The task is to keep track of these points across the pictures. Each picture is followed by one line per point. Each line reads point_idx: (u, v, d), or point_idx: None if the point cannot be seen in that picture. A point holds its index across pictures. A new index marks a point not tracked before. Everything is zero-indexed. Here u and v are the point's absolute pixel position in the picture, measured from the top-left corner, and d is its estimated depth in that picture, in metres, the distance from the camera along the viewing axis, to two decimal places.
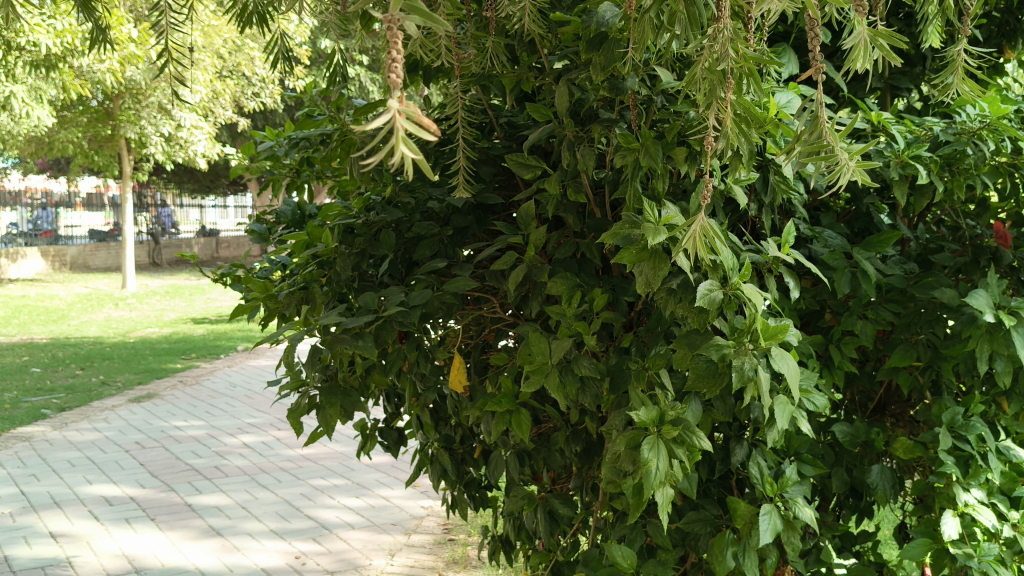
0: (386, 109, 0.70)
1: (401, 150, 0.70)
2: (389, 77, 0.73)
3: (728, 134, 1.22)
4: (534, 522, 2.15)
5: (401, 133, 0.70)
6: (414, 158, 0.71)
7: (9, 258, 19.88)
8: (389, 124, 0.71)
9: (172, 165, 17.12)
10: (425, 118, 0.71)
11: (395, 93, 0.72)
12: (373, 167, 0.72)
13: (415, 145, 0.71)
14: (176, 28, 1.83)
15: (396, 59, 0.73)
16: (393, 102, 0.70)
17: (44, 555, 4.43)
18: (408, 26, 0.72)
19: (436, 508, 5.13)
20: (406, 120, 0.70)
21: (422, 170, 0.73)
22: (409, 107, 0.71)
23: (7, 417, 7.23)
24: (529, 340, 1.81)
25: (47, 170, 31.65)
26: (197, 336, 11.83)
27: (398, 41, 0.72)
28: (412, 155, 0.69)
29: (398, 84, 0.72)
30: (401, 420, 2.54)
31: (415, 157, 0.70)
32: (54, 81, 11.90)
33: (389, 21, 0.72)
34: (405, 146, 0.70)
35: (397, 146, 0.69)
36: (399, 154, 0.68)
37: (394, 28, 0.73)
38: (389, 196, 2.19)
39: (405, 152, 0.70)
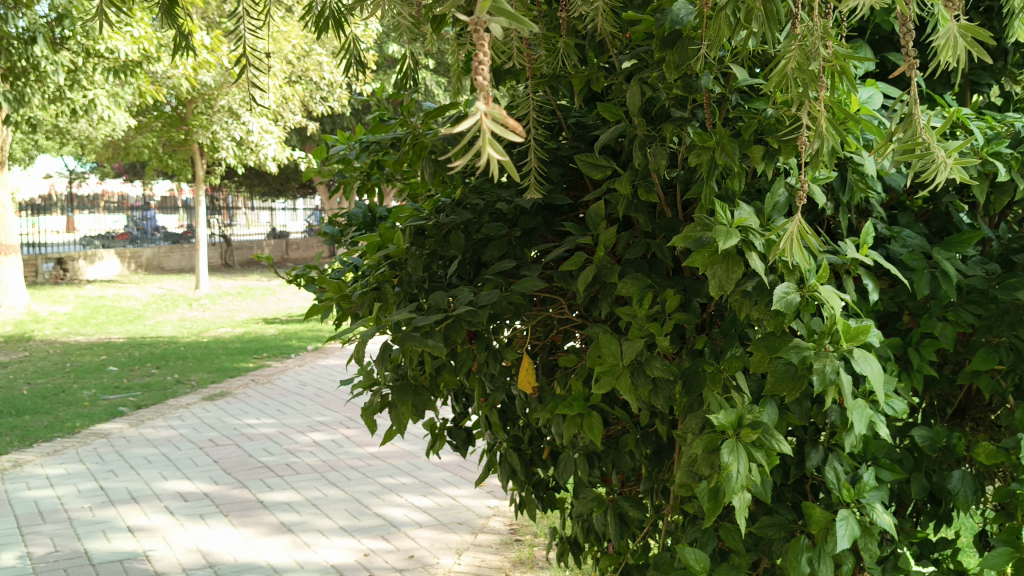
0: (471, 112, 0.70)
1: (489, 155, 0.69)
2: (476, 79, 0.72)
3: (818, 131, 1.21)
4: (604, 524, 2.14)
5: (487, 136, 0.69)
6: (500, 160, 0.70)
7: (87, 260, 20.36)
8: (474, 128, 0.71)
9: (243, 168, 17.48)
10: (510, 119, 0.70)
11: (482, 98, 0.72)
12: (459, 169, 0.72)
13: (501, 148, 0.70)
14: (251, 34, 1.86)
15: (484, 61, 0.73)
16: (479, 105, 0.70)
17: (122, 549, 4.54)
18: (495, 30, 0.72)
19: (502, 508, 5.14)
20: (491, 122, 0.70)
21: (510, 173, 0.72)
22: (495, 109, 0.71)
23: (87, 414, 7.47)
24: (599, 342, 1.81)
25: (123, 173, 32.65)
26: (269, 335, 12.08)
27: (484, 47, 0.72)
28: (499, 158, 0.68)
29: (486, 86, 0.72)
30: (469, 420, 2.55)
31: (501, 161, 0.69)
32: (131, 87, 12.27)
33: (475, 23, 0.72)
34: (492, 149, 0.70)
35: (484, 149, 0.69)
36: (485, 156, 0.68)
37: (480, 31, 0.72)
38: (458, 197, 2.21)
39: (491, 154, 0.69)
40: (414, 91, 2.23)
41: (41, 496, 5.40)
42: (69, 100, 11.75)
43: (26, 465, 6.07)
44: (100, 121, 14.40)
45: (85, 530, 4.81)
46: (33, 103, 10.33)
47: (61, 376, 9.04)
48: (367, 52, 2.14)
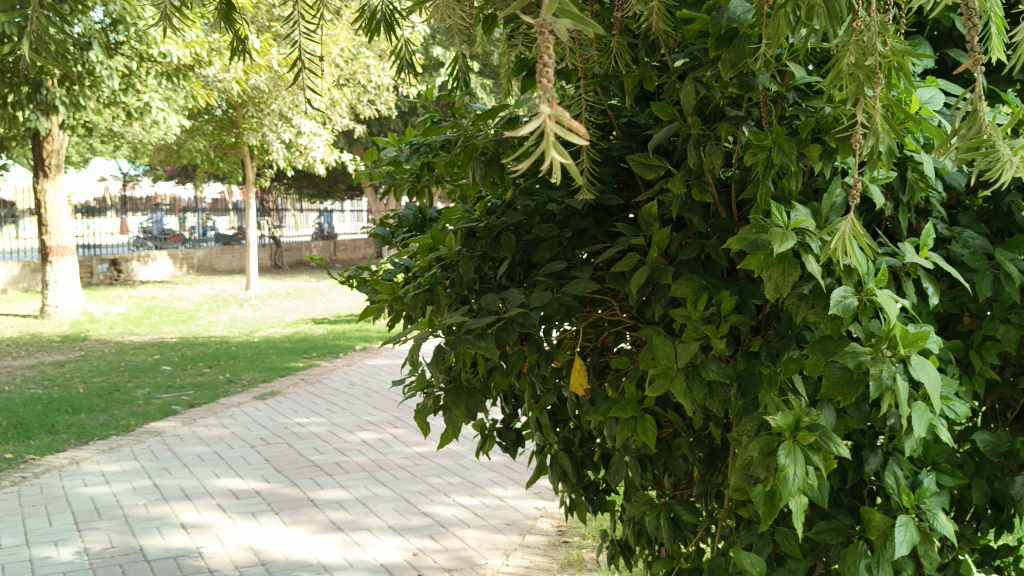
0: (536, 115, 0.69)
1: (551, 159, 0.68)
2: (541, 82, 0.72)
3: (879, 130, 1.19)
4: (656, 528, 2.12)
5: (550, 138, 0.69)
6: (564, 164, 0.69)
7: (142, 262, 20.78)
8: (537, 131, 0.70)
9: (293, 171, 17.67)
10: (573, 122, 0.70)
11: (545, 101, 0.71)
12: (523, 169, 0.71)
13: (565, 151, 0.69)
14: (308, 38, 1.87)
15: (548, 65, 0.72)
16: (543, 108, 0.70)
17: (175, 546, 4.62)
18: (559, 30, 0.71)
19: (550, 509, 5.13)
20: (555, 124, 0.69)
21: (573, 178, 0.71)
22: (559, 112, 0.70)
23: (142, 412, 7.61)
24: (652, 344, 1.79)
25: (175, 177, 33.27)
26: (318, 335, 12.22)
27: (549, 48, 0.72)
28: (562, 162, 0.68)
29: (550, 89, 0.71)
30: (518, 420, 2.55)
31: (566, 164, 0.68)
32: (185, 91, 12.50)
33: (540, 24, 0.71)
34: (555, 152, 0.69)
35: (548, 152, 0.68)
36: (548, 158, 0.67)
37: (546, 32, 0.72)
38: (510, 199, 2.20)
39: (554, 157, 0.69)
40: (465, 92, 2.24)
41: (98, 492, 5.52)
42: (124, 104, 12.01)
43: (84, 462, 6.20)
44: (153, 123, 14.69)
45: (140, 527, 4.90)
46: (89, 108, 10.56)
47: (117, 375, 9.22)
48: (416, 53, 2.16)
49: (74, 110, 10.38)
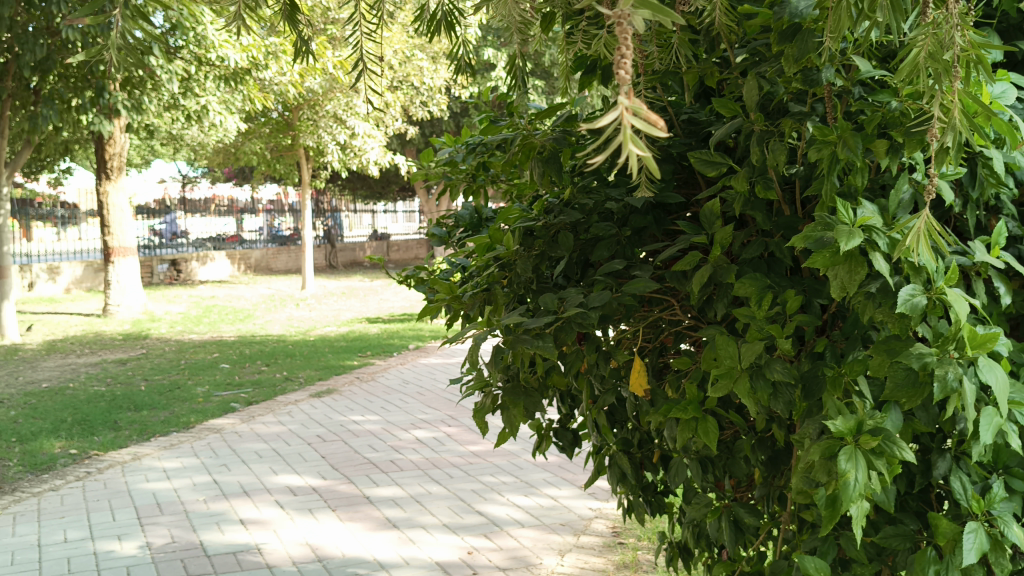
0: (614, 107, 0.70)
1: (630, 151, 0.68)
2: (617, 74, 0.72)
3: (956, 124, 1.17)
4: (717, 531, 2.10)
5: (630, 130, 0.69)
6: (641, 157, 0.69)
7: (200, 262, 21.24)
8: (615, 122, 0.71)
9: (348, 172, 17.85)
10: (652, 115, 0.70)
11: (623, 91, 0.71)
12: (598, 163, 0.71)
13: (644, 144, 0.70)
14: (369, 38, 1.89)
15: (626, 56, 0.72)
16: (622, 99, 0.70)
17: (235, 541, 4.69)
18: (637, 21, 0.71)
19: (605, 510, 5.10)
20: (633, 117, 0.69)
21: (652, 172, 0.71)
22: (637, 103, 0.71)
23: (202, 410, 7.74)
24: (715, 344, 1.76)
25: (233, 179, 33.89)
26: (372, 333, 12.34)
27: (628, 41, 0.71)
28: (641, 155, 0.67)
29: (628, 84, 0.72)
30: (575, 421, 2.53)
31: (643, 157, 0.68)
32: (243, 94, 12.74)
33: (617, 15, 0.72)
34: (632, 146, 0.69)
35: (627, 145, 0.68)
36: (628, 151, 0.67)
37: (623, 23, 0.72)
38: (567, 197, 2.18)
39: (633, 151, 0.69)
40: (524, 90, 2.24)
41: (159, 488, 5.63)
42: (183, 107, 12.32)
43: (146, 458, 6.33)
44: (212, 126, 14.97)
45: (201, 522, 4.98)
46: (150, 110, 10.81)
47: (177, 372, 9.41)
48: (474, 51, 2.17)
49: (135, 113, 10.64)
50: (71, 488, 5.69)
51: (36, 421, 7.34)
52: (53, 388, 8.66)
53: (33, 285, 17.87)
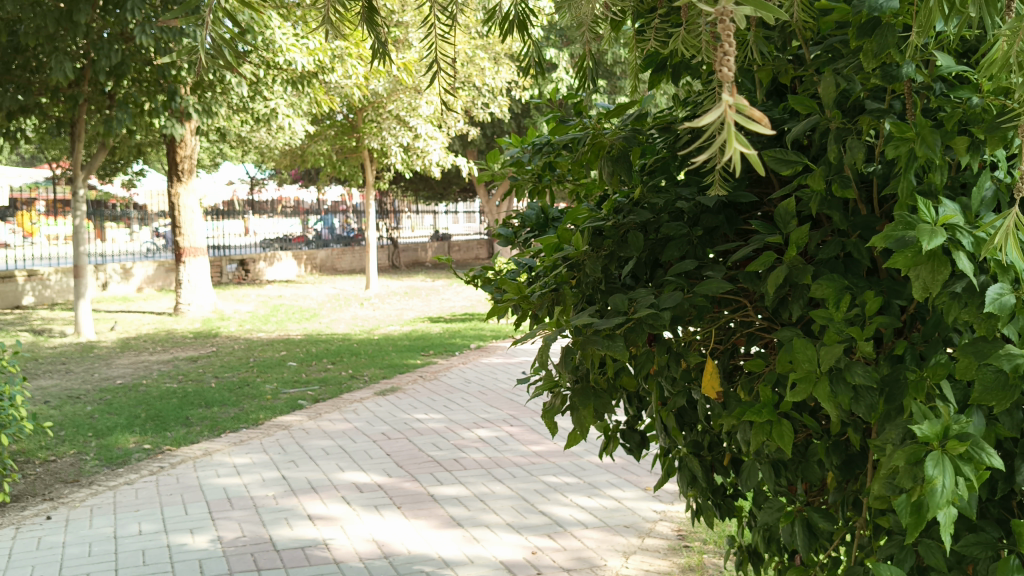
0: (717, 104, 0.71)
1: (735, 146, 0.69)
2: (721, 72, 0.75)
3: None
4: (790, 536, 2.07)
5: (732, 125, 0.70)
6: (743, 155, 0.69)
7: (267, 261, 21.89)
8: (716, 119, 0.72)
9: (410, 173, 17.99)
10: (754, 111, 0.71)
11: (727, 87, 0.74)
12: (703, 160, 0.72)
13: (745, 140, 0.71)
14: (445, 42, 1.92)
15: (729, 52, 0.76)
16: (725, 97, 0.71)
17: (304, 536, 4.76)
18: (737, 18, 0.75)
19: (670, 513, 5.06)
20: (736, 113, 0.71)
21: (757, 168, 0.72)
22: (739, 101, 0.72)
23: (270, 407, 7.89)
24: (791, 346, 1.73)
25: (299, 180, 34.45)
26: (434, 333, 12.43)
27: (730, 36, 0.75)
28: (746, 152, 0.68)
29: (731, 79, 0.74)
30: (641, 422, 2.51)
31: (747, 154, 0.69)
32: (308, 96, 12.98)
33: (719, 13, 0.75)
34: (737, 144, 0.70)
35: (732, 142, 0.69)
36: (733, 147, 0.68)
37: (725, 21, 0.76)
38: (636, 197, 2.16)
39: (736, 149, 0.69)
40: (596, 90, 2.24)
41: (230, 483, 5.75)
42: (252, 111, 12.65)
43: (217, 454, 6.47)
44: (280, 128, 15.29)
45: (271, 517, 5.08)
46: (219, 114, 11.08)
47: (246, 370, 9.60)
48: (545, 53, 2.17)
49: (205, 116, 10.94)
50: (145, 482, 5.84)
51: (111, 416, 7.55)
52: (128, 384, 8.90)
53: (107, 285, 18.45)
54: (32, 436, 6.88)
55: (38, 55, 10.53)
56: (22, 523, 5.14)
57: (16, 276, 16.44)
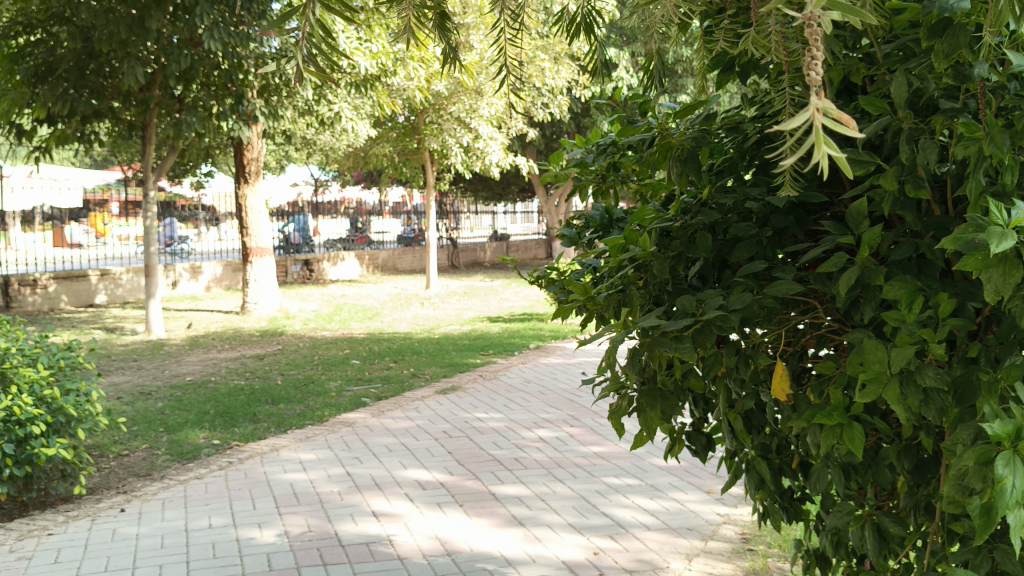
0: (806, 107, 0.72)
1: (823, 149, 0.70)
2: (808, 76, 0.78)
3: None
4: (860, 539, 2.05)
5: (819, 127, 0.71)
6: (833, 157, 0.70)
7: (330, 261, 22.19)
8: (805, 121, 0.73)
9: (470, 173, 18.08)
10: (843, 114, 0.72)
11: (814, 91, 0.76)
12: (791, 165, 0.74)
13: (836, 143, 0.71)
14: (513, 47, 1.92)
15: (817, 56, 0.79)
16: (813, 101, 0.72)
17: (368, 533, 4.83)
18: (825, 23, 0.77)
19: (734, 516, 5.01)
20: (824, 116, 0.71)
21: (845, 170, 0.72)
22: (826, 104, 0.72)
23: (335, 404, 8.01)
24: (861, 348, 1.72)
25: (361, 182, 34.91)
26: (494, 333, 12.48)
27: (817, 38, 0.77)
28: (835, 155, 0.69)
29: (820, 83, 0.76)
30: (708, 425, 2.50)
31: (836, 158, 0.69)
32: (371, 99, 13.14)
33: (805, 17, 0.77)
34: (824, 147, 0.70)
35: (819, 146, 0.69)
36: (821, 151, 0.69)
37: (812, 24, 0.78)
38: (703, 197, 2.16)
39: (826, 152, 0.70)
40: (663, 90, 2.24)
41: (296, 479, 5.85)
42: (317, 113, 12.89)
43: (283, 450, 6.59)
44: (342, 130, 15.54)
45: (336, 513, 5.16)
46: (285, 116, 11.33)
47: (311, 367, 9.77)
48: (610, 56, 2.17)
49: (271, 120, 11.20)
50: (215, 477, 5.98)
51: (181, 412, 7.74)
52: (197, 381, 9.12)
53: (176, 284, 18.83)
54: (106, 431, 7.10)
55: (111, 60, 10.83)
56: (98, 515, 5.30)
57: (89, 275, 16.94)
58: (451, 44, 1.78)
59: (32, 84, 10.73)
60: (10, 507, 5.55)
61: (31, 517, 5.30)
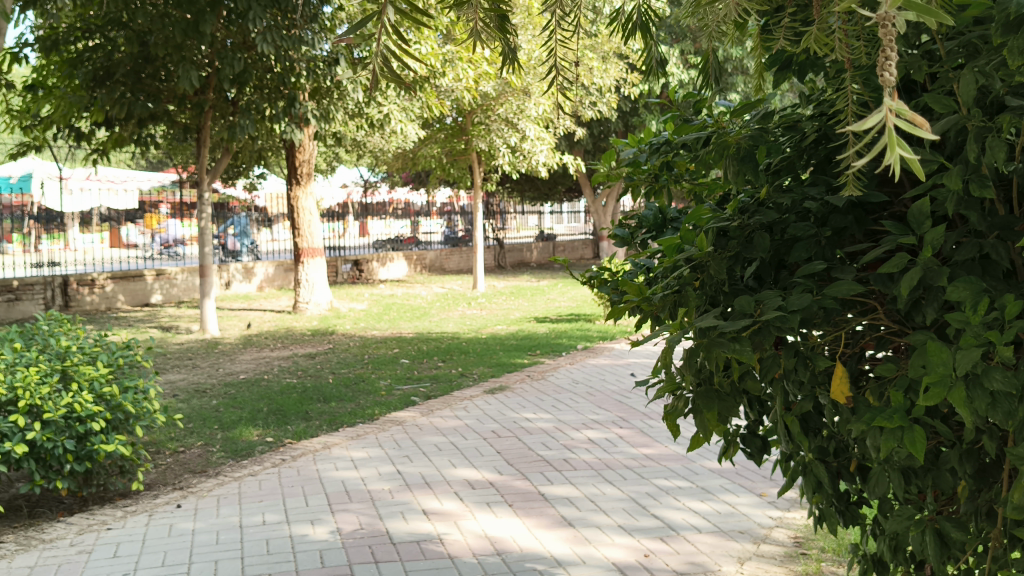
0: (879, 110, 0.71)
1: (896, 151, 0.69)
2: (882, 77, 0.77)
3: None
4: (920, 544, 2.02)
5: (892, 127, 0.69)
6: (905, 160, 0.69)
7: (379, 262, 22.41)
8: (878, 123, 0.72)
9: (517, 174, 18.13)
10: (916, 113, 0.71)
11: (890, 91, 0.75)
12: (866, 164, 0.72)
13: (908, 144, 0.70)
14: (563, 48, 1.92)
15: (890, 56, 0.78)
16: (887, 102, 0.71)
17: (419, 531, 4.87)
18: (900, 23, 0.76)
19: (787, 520, 4.96)
20: (898, 117, 0.71)
21: (919, 170, 0.71)
22: (900, 106, 0.71)
23: (384, 402, 8.09)
24: (925, 351, 1.69)
25: (408, 182, 35.18)
26: (541, 333, 12.50)
27: (892, 39, 0.77)
28: (909, 157, 0.68)
29: (896, 84, 0.76)
30: (763, 427, 2.48)
31: (909, 160, 0.68)
32: (419, 101, 13.27)
33: (880, 17, 0.77)
34: (897, 148, 0.69)
35: (892, 146, 0.68)
36: (894, 152, 0.68)
37: (885, 25, 0.77)
38: (762, 197, 2.15)
39: (898, 155, 0.69)
40: (720, 88, 2.24)
41: (347, 477, 5.92)
42: (367, 115, 13.06)
43: (335, 448, 6.67)
44: (391, 132, 15.69)
45: (387, 511, 5.20)
46: (337, 118, 11.53)
47: (361, 366, 9.88)
48: (666, 54, 2.15)
49: (323, 122, 11.34)
50: (268, 474, 6.07)
51: (235, 409, 7.88)
52: (250, 379, 9.28)
53: (229, 284, 19.14)
54: (163, 428, 7.25)
55: (167, 64, 11.11)
56: (155, 511, 5.42)
57: (145, 275, 17.29)
58: (509, 44, 1.79)
59: (91, 88, 10.98)
60: (71, 501, 5.69)
61: (91, 512, 5.43)
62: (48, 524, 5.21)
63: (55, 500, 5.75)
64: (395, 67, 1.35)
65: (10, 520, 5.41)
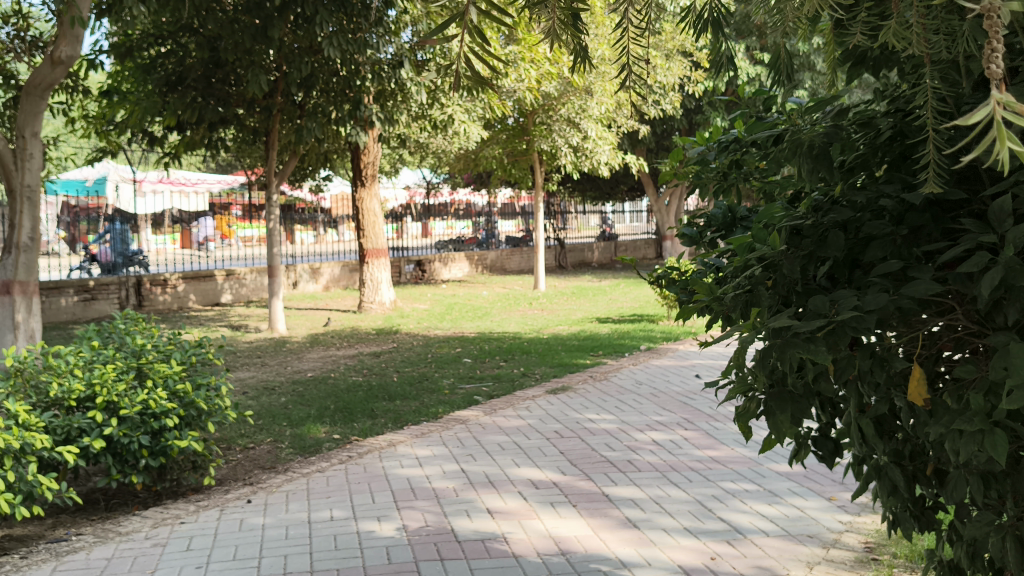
0: (987, 105, 0.70)
1: (1006, 144, 0.68)
2: (988, 69, 0.77)
3: None
4: (1000, 550, 1.97)
5: (1000, 120, 0.69)
6: (1017, 151, 0.69)
7: (442, 262, 22.55)
8: (986, 117, 0.71)
9: (579, 174, 18.08)
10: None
11: (995, 85, 0.76)
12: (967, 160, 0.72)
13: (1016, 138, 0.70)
14: (635, 44, 1.90)
15: (996, 49, 0.78)
16: (995, 98, 0.70)
17: (484, 529, 4.89)
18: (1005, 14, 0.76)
19: (858, 525, 4.86)
20: (1004, 110, 0.70)
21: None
22: (1010, 100, 0.71)
23: (448, 401, 8.15)
24: (1009, 353, 1.65)
25: (471, 183, 35.38)
26: (603, 333, 12.45)
27: (997, 33, 0.77)
28: (1019, 150, 0.68)
29: (1001, 75, 0.76)
30: (833, 430, 2.44)
31: (1020, 151, 0.68)
32: (481, 101, 13.33)
33: (985, 11, 0.77)
34: (1006, 142, 0.69)
35: (1000, 138, 0.68)
36: (1003, 145, 0.68)
37: (991, 18, 0.77)
38: (837, 196, 2.13)
39: (1009, 147, 0.69)
40: (793, 85, 2.21)
41: (413, 474, 5.98)
42: (430, 116, 13.18)
43: (400, 445, 6.74)
44: (454, 133, 15.80)
45: (453, 509, 5.24)
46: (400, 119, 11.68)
47: (425, 365, 9.97)
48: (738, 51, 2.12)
49: (387, 124, 11.45)
50: (336, 470, 6.17)
51: (303, 407, 8.02)
52: (317, 377, 9.43)
53: (296, 284, 19.45)
54: (234, 425, 7.42)
55: (236, 69, 11.40)
56: (226, 505, 5.54)
57: (215, 275, 17.67)
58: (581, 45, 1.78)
59: (163, 93, 11.22)
60: (145, 495, 5.85)
61: (164, 506, 5.58)
62: (125, 517, 5.36)
63: (131, 494, 5.92)
64: (475, 67, 1.35)
65: (88, 513, 5.59)
